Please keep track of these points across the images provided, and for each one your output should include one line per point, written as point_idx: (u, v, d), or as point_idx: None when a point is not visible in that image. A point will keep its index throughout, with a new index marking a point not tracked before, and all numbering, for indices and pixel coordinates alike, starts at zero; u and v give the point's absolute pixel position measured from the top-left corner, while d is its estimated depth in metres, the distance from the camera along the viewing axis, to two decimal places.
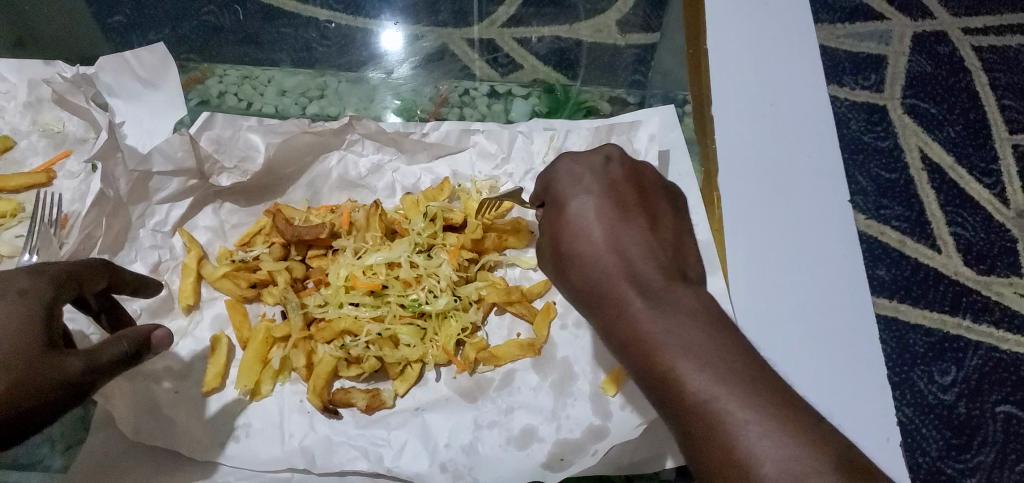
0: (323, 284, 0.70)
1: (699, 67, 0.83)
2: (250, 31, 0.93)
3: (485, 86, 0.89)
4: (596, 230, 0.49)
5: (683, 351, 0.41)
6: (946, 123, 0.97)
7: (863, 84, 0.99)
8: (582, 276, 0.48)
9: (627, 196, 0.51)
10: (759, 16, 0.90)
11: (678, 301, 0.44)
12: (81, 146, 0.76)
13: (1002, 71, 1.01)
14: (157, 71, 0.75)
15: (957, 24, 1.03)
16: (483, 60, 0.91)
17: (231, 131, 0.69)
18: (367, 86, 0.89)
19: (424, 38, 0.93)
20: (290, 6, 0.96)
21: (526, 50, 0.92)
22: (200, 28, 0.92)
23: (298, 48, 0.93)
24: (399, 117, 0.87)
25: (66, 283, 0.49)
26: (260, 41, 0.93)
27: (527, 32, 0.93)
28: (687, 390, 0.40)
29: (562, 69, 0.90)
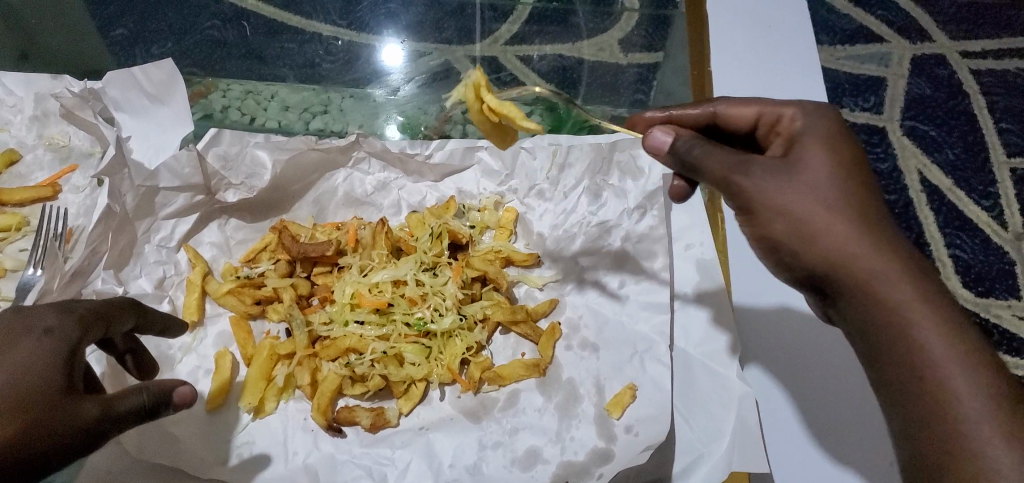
0: (328, 302, 0.70)
1: (703, 88, 0.87)
2: (254, 45, 0.95)
3: None
4: (817, 164, 0.48)
5: (908, 317, 0.44)
6: (945, 145, 1.01)
7: (863, 106, 1.04)
8: (800, 205, 0.46)
9: (856, 151, 0.49)
10: (753, 46, 0.94)
11: (907, 258, 0.46)
12: (87, 161, 0.76)
13: (1000, 94, 1.06)
14: (165, 87, 0.75)
15: (955, 48, 1.10)
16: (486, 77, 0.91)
17: (239, 147, 0.68)
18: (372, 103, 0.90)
19: (428, 55, 0.93)
20: (294, 20, 0.97)
21: (528, 68, 0.92)
22: (203, 42, 0.94)
23: (302, 63, 0.94)
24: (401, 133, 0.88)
25: (95, 321, 0.50)
26: (264, 55, 0.94)
27: (529, 50, 0.93)
28: (927, 354, 0.44)
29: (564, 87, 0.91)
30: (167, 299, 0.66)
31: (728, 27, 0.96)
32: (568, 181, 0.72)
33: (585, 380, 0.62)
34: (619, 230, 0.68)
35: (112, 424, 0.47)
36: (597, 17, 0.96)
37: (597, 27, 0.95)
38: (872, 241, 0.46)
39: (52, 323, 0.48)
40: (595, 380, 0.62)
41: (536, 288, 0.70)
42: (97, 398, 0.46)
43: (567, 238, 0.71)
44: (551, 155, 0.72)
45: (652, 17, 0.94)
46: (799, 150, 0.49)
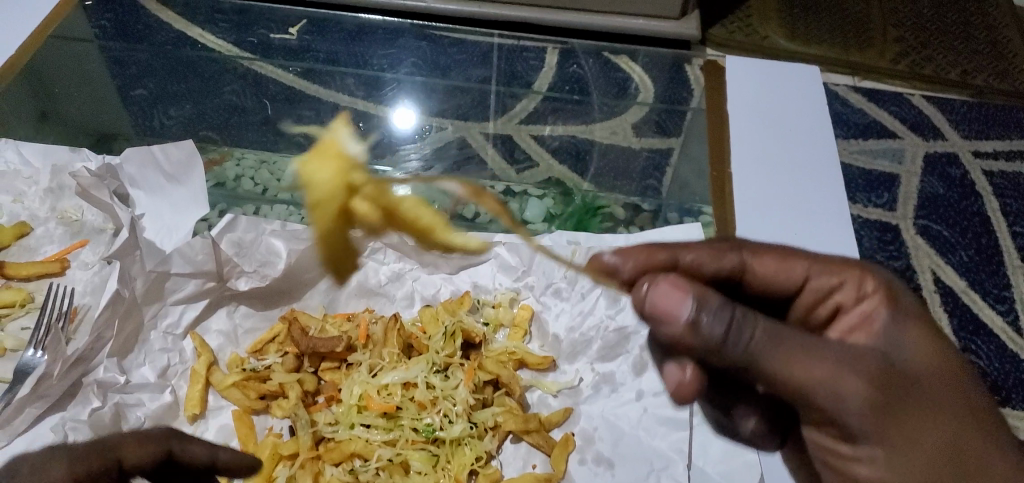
0: (334, 401, 0.68)
1: (722, 186, 0.88)
2: (270, 113, 0.95)
3: (501, 185, 0.90)
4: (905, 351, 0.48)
5: None
6: (958, 247, 1.10)
7: (877, 202, 1.13)
8: (926, 415, 0.45)
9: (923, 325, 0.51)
10: (770, 139, 0.93)
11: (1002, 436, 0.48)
12: (98, 237, 0.75)
13: (1012, 198, 1.18)
14: (182, 167, 0.77)
15: (968, 148, 1.24)
16: (500, 155, 0.93)
17: (254, 234, 0.70)
18: (385, 180, 0.88)
19: (444, 130, 0.95)
20: (311, 89, 0.98)
21: (542, 146, 0.95)
22: (223, 108, 0.95)
23: (316, 131, 0.94)
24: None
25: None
26: (278, 124, 0.94)
27: (541, 129, 0.97)
28: None
29: (574, 166, 0.93)
30: (170, 389, 0.64)
31: (745, 119, 0.96)
32: (586, 281, 0.71)
33: None
34: (637, 338, 0.68)
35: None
36: (609, 102, 0.99)
37: (610, 111, 0.99)
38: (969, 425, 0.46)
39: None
40: None
41: (551, 393, 0.67)
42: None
43: (585, 341, 0.69)
44: (569, 253, 0.72)
45: (664, 110, 0.97)
46: (888, 335, 0.50)
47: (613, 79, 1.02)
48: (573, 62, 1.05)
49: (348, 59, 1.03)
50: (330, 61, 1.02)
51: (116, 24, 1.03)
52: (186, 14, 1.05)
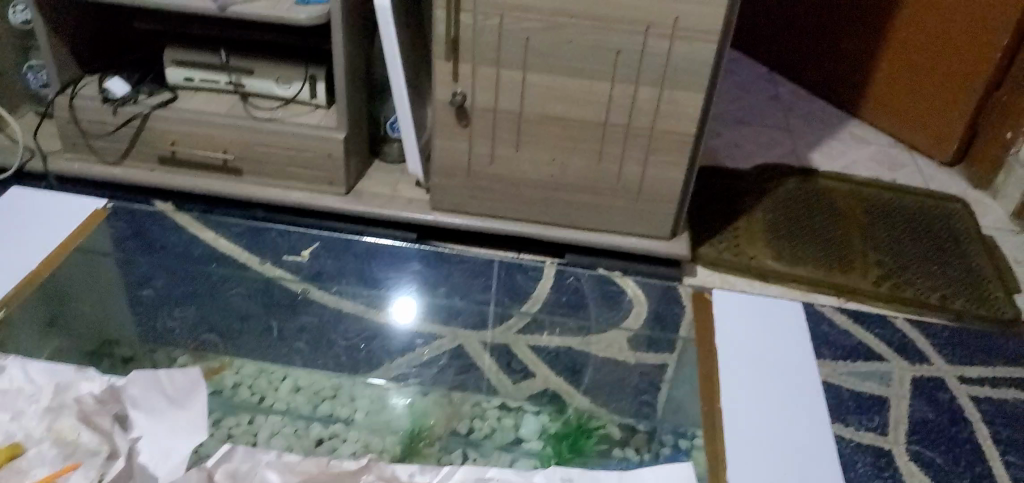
0: None
1: (714, 426, 0.89)
2: (274, 322, 1.07)
3: (497, 399, 0.96)
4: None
5: None
6: (953, 474, 1.17)
7: (869, 425, 1.22)
8: None
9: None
10: (754, 376, 0.97)
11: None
12: (91, 458, 0.73)
13: (1003, 425, 1.26)
14: (184, 392, 0.84)
15: (954, 373, 1.34)
16: (497, 365, 1.02)
17: (251, 464, 0.74)
18: (381, 392, 0.97)
19: (439, 340, 1.05)
20: (317, 296, 1.10)
21: (537, 357, 1.04)
22: (225, 315, 1.07)
23: (318, 340, 1.05)
24: (408, 422, 0.92)
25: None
26: (282, 333, 1.06)
27: (539, 340, 1.06)
28: None
29: (570, 377, 1.01)
30: None
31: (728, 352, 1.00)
32: None
33: None
34: None
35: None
36: (603, 315, 1.08)
37: (605, 323, 1.07)
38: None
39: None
40: None
41: None
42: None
43: None
44: None
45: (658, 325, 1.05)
46: None
47: (606, 292, 1.11)
48: (569, 273, 1.12)
49: (355, 270, 1.11)
50: (335, 275, 1.11)
51: (134, 234, 1.11)
52: (206, 221, 1.14)
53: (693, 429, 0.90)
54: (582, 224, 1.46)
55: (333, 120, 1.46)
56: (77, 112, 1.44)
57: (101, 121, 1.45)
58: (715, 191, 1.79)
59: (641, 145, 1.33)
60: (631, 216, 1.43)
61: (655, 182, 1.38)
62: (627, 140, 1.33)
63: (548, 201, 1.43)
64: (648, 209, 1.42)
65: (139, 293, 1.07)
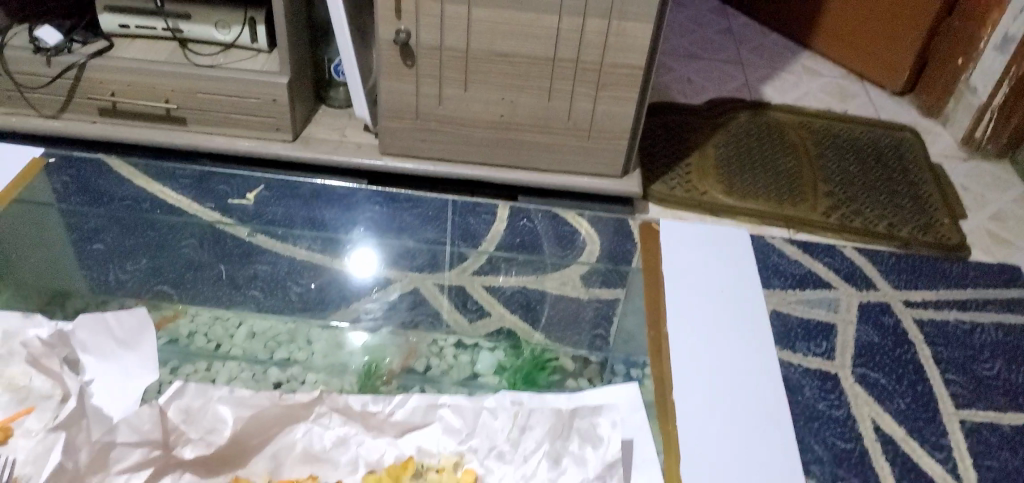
0: None
1: (659, 349, 0.91)
2: (231, 273, 1.04)
3: (453, 337, 0.95)
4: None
5: None
6: (896, 394, 1.22)
7: (816, 351, 1.26)
8: None
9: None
10: (701, 305, 1.00)
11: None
12: (45, 403, 0.74)
13: (942, 345, 1.31)
14: (133, 333, 0.83)
15: (899, 297, 1.38)
16: (452, 305, 1.00)
17: (202, 401, 0.70)
18: (339, 333, 0.95)
19: (395, 283, 1.03)
20: (270, 246, 1.07)
21: (494, 297, 1.02)
22: (180, 265, 1.04)
23: (274, 288, 1.03)
24: (364, 361, 0.91)
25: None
26: (237, 282, 1.03)
27: (494, 280, 1.04)
28: None
29: (527, 316, 0.99)
30: None
31: (679, 281, 1.02)
32: (527, 443, 0.74)
33: None
34: None
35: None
36: (560, 252, 1.06)
37: (559, 263, 1.04)
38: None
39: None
40: None
41: None
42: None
43: None
44: (512, 416, 0.76)
45: (609, 268, 1.01)
46: None
47: (560, 233, 1.07)
48: (523, 215, 1.10)
49: (305, 217, 1.08)
50: (286, 219, 1.08)
51: (78, 183, 1.08)
52: (152, 172, 1.10)
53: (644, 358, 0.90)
54: (539, 165, 1.47)
55: (275, 65, 1.44)
56: (9, 66, 1.39)
57: (35, 74, 1.41)
58: (669, 126, 1.80)
59: (591, 82, 1.34)
60: (582, 155, 1.44)
61: (605, 118, 1.38)
62: (577, 76, 1.33)
63: (502, 141, 1.43)
64: (600, 148, 1.43)
65: (88, 248, 1.04)
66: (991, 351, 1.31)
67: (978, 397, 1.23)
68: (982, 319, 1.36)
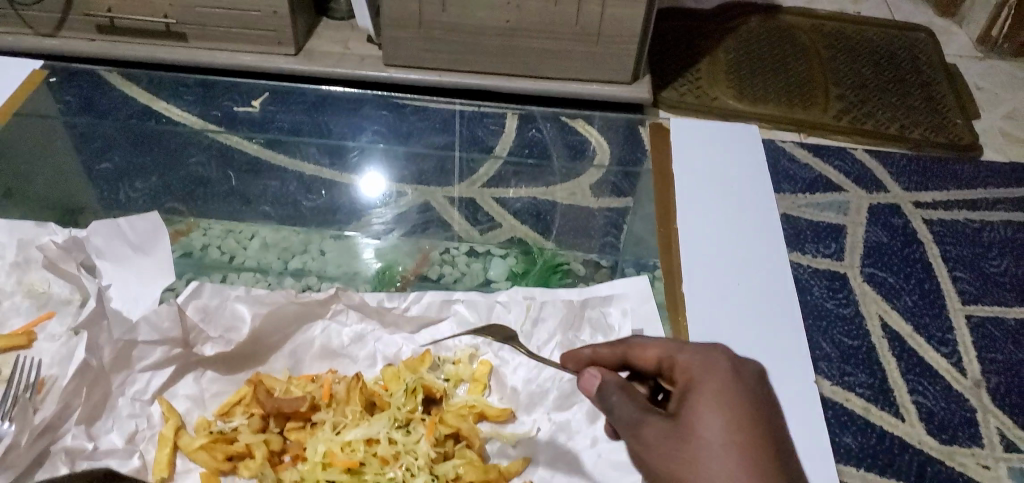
0: (299, 459, 0.70)
1: (669, 243, 0.93)
2: (237, 186, 0.99)
3: (465, 246, 0.93)
4: (727, 453, 0.57)
5: None
6: (903, 292, 1.22)
7: (825, 253, 1.25)
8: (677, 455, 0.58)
9: (755, 422, 0.60)
10: (713, 204, 0.99)
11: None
12: (65, 308, 0.77)
13: (951, 244, 1.30)
14: (147, 237, 0.83)
15: (909, 198, 1.37)
16: (463, 218, 0.97)
17: (218, 300, 0.75)
18: (352, 244, 0.93)
19: (405, 195, 0.99)
20: (277, 160, 1.03)
21: (505, 209, 0.98)
22: (188, 180, 0.99)
23: (283, 203, 0.98)
24: (379, 272, 0.89)
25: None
26: (248, 196, 0.98)
27: (504, 192, 1.01)
28: None
29: (538, 229, 0.96)
30: (137, 454, 0.67)
31: (691, 180, 1.02)
32: (541, 334, 0.79)
33: None
34: None
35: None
36: (569, 161, 1.03)
37: (568, 174, 1.02)
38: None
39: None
40: None
41: (509, 444, 0.71)
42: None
43: (542, 392, 0.74)
44: (525, 308, 0.80)
45: (620, 170, 1.01)
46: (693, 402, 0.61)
47: (570, 143, 1.06)
48: (531, 127, 1.08)
49: (311, 129, 1.06)
50: (292, 130, 1.06)
51: (81, 101, 1.05)
52: (153, 88, 1.08)
53: (654, 262, 0.91)
54: (544, 73, 1.44)
55: None
56: None
57: None
58: (679, 33, 1.76)
59: None
60: (591, 61, 1.41)
61: (614, 22, 1.35)
62: None
63: (507, 49, 1.40)
64: (606, 53, 1.40)
65: (97, 168, 0.99)
66: (1000, 249, 1.30)
67: (986, 294, 1.24)
68: (993, 218, 1.35)
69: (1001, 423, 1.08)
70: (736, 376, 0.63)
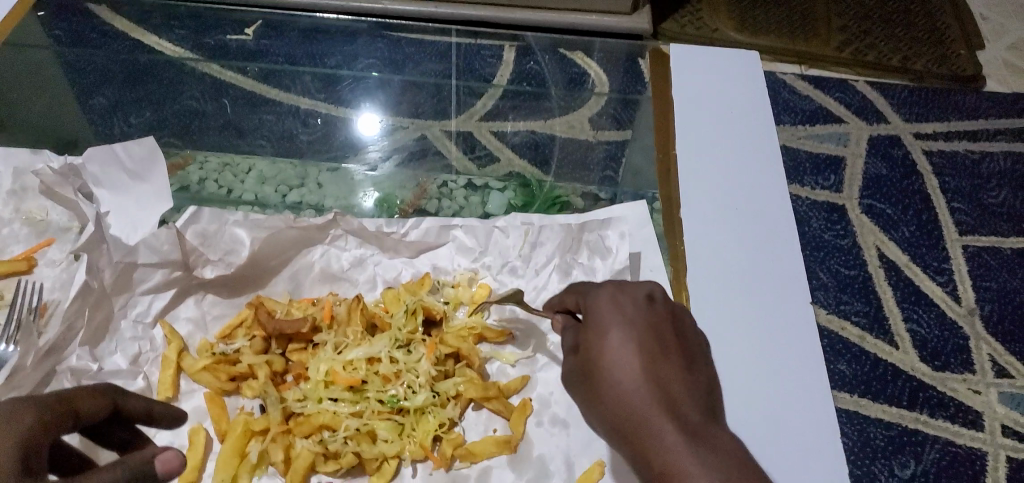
0: (302, 379, 0.75)
1: (668, 168, 0.93)
2: (233, 118, 0.97)
3: (463, 179, 0.93)
4: (634, 360, 0.56)
5: (637, 418, 0.54)
6: (901, 223, 1.21)
7: (824, 185, 1.25)
8: (587, 386, 0.58)
9: (666, 334, 0.58)
10: (714, 135, 0.98)
11: (724, 447, 0.52)
12: (64, 235, 0.81)
13: (950, 176, 1.28)
14: (144, 164, 0.83)
15: (909, 130, 1.33)
16: (461, 153, 0.95)
17: (217, 225, 0.76)
18: (349, 177, 0.92)
19: (401, 130, 0.97)
20: (270, 92, 0.99)
21: (503, 143, 0.97)
22: (183, 115, 0.96)
23: (279, 136, 0.96)
24: (378, 207, 0.89)
25: (59, 405, 0.53)
26: (241, 128, 0.96)
27: (502, 125, 0.98)
28: (641, 420, 0.53)
29: (538, 165, 0.95)
30: (142, 375, 0.71)
31: (691, 109, 1.00)
32: (539, 258, 0.80)
33: (555, 457, 0.69)
34: None
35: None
36: (568, 93, 1.00)
37: (567, 104, 1.00)
38: (683, 446, 0.52)
39: (12, 414, 0.50)
40: (564, 459, 0.69)
41: (507, 363, 0.76)
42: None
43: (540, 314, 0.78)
44: (523, 234, 0.81)
45: (619, 99, 0.99)
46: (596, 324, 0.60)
47: (569, 74, 1.03)
48: (529, 59, 1.05)
49: (306, 59, 1.03)
50: (287, 60, 1.02)
51: (70, 34, 1.02)
52: (141, 20, 1.05)
53: (653, 194, 0.91)
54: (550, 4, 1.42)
55: None
56: None
57: None
58: None
59: None
60: None
61: None
62: None
63: None
64: None
65: (89, 103, 0.96)
66: (998, 180, 1.28)
67: (982, 224, 1.23)
68: (992, 150, 1.32)
69: (993, 350, 1.09)
70: (654, 299, 0.61)
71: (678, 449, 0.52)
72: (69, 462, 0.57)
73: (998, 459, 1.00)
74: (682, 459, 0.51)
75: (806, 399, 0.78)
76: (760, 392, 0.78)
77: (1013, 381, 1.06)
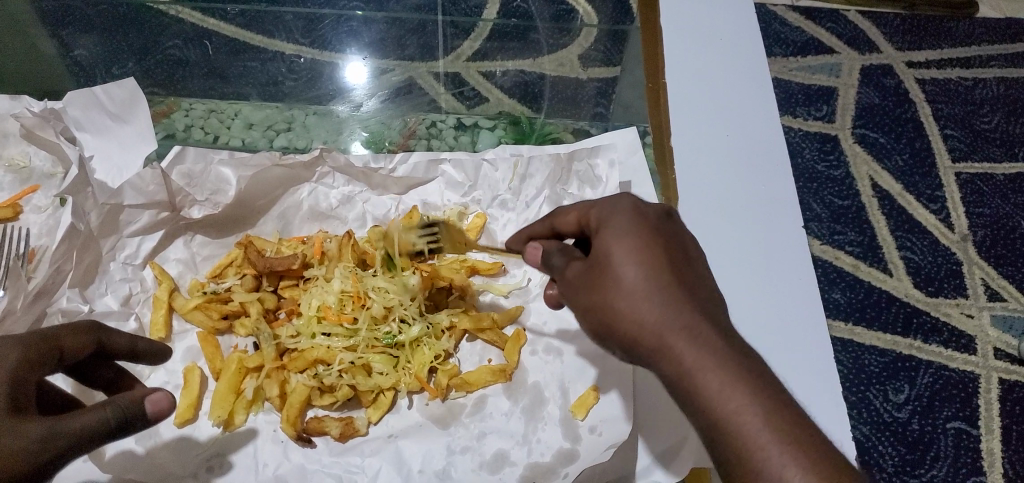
0: (294, 315, 0.78)
1: (658, 99, 0.89)
2: (216, 65, 0.94)
3: (452, 119, 0.92)
4: (648, 280, 0.51)
5: (656, 330, 0.49)
6: (894, 152, 1.21)
7: (816, 116, 1.24)
8: (605, 313, 0.52)
9: (673, 250, 0.53)
10: (706, 65, 0.97)
11: (736, 353, 0.48)
12: (48, 181, 0.83)
13: (943, 103, 1.27)
14: (126, 105, 0.81)
15: (902, 59, 1.31)
16: (449, 92, 0.93)
17: (203, 165, 0.75)
18: (336, 120, 0.90)
19: (391, 72, 0.95)
20: (256, 41, 0.95)
21: (491, 83, 0.94)
22: (164, 64, 0.92)
23: (265, 82, 0.93)
24: (368, 148, 0.89)
25: (40, 344, 0.52)
26: (226, 75, 0.93)
27: (492, 65, 0.95)
28: (659, 331, 0.49)
29: (527, 102, 0.93)
30: (134, 316, 0.73)
31: (680, 39, 0.99)
32: (530, 190, 0.81)
33: (548, 384, 0.70)
34: None
35: (71, 447, 0.48)
36: (557, 31, 0.94)
37: (556, 43, 0.94)
38: (697, 356, 0.48)
39: None
40: (557, 384, 0.69)
41: (501, 295, 0.78)
42: (65, 430, 0.47)
43: None
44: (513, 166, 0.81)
45: (610, 32, 0.92)
46: (623, 242, 0.53)
47: (556, 10, 1.00)
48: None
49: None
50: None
51: None
52: None
53: (644, 127, 0.86)
54: None
55: None
56: None
57: None
58: None
59: None
60: None
61: None
62: None
63: None
64: None
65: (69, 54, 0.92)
66: (992, 106, 1.27)
67: (975, 151, 1.22)
68: (986, 75, 1.30)
69: (986, 274, 1.09)
70: (664, 223, 0.55)
71: (690, 362, 0.48)
72: (52, 402, 0.57)
73: (990, 381, 1.01)
74: (703, 366, 0.47)
75: (797, 321, 0.79)
76: (754, 322, 0.78)
77: (1006, 304, 1.07)
